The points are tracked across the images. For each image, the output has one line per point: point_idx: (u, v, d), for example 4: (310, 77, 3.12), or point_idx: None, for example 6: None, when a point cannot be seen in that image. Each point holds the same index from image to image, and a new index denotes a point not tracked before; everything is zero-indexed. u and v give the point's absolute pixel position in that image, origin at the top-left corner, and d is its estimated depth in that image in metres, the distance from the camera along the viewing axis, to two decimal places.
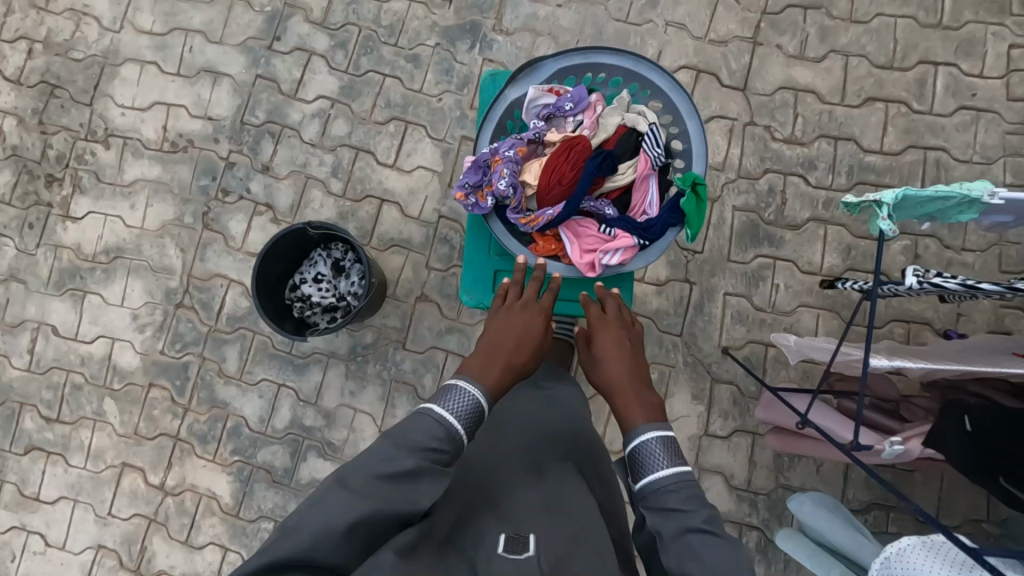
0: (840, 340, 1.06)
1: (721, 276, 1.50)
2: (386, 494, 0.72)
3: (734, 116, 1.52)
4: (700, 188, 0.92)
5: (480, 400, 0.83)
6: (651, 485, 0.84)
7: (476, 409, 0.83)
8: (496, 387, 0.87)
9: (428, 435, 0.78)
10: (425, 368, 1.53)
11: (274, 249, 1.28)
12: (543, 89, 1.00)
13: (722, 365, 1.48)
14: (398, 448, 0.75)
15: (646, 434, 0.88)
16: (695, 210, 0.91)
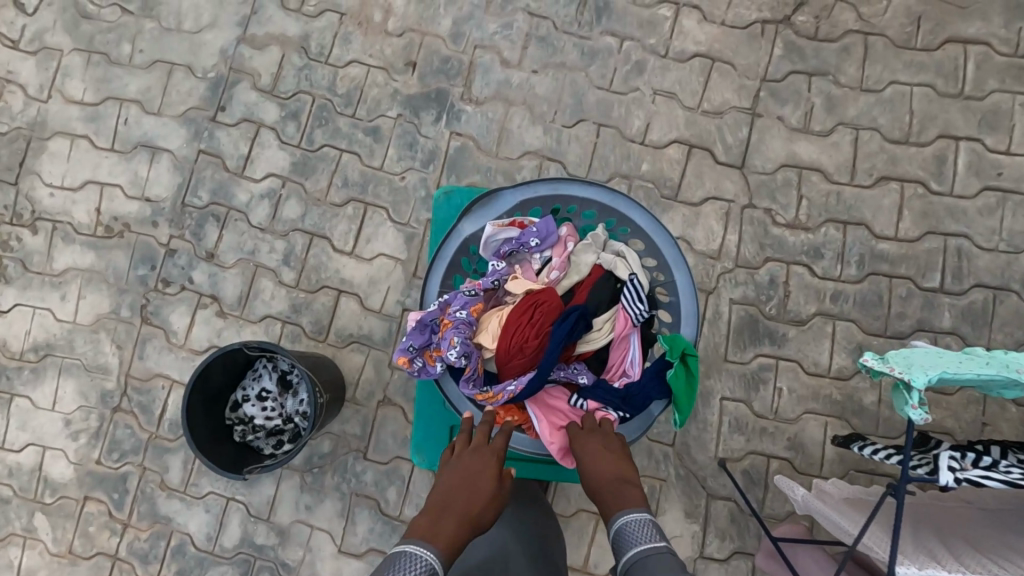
0: (860, 528, 0.80)
1: (716, 377, 1.33)
2: None
3: (731, 197, 1.35)
4: (690, 360, 0.77)
5: (434, 563, 0.63)
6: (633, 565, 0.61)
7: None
8: (453, 548, 0.66)
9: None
10: (388, 481, 1.37)
11: (205, 373, 1.12)
12: (503, 223, 0.84)
13: (718, 479, 1.31)
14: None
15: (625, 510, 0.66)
16: (684, 391, 0.77)
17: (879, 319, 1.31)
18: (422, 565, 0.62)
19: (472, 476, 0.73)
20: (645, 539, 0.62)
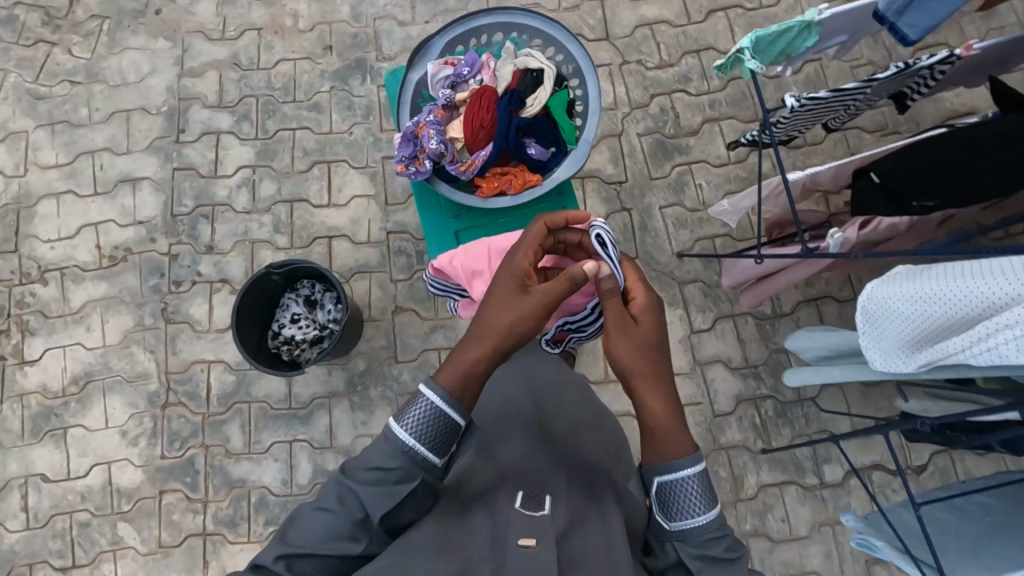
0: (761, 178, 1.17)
1: (651, 194, 1.64)
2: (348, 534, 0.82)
3: (608, 61, 1.71)
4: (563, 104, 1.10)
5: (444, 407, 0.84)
6: (684, 528, 0.84)
7: (433, 425, 0.84)
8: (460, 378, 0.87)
9: (386, 467, 0.83)
10: (423, 372, 1.56)
11: (241, 320, 1.32)
12: (440, 63, 1.13)
13: (683, 269, 1.60)
14: (357, 486, 0.83)
15: (688, 466, 0.85)
16: (566, 122, 1.09)
17: (750, 109, 1.67)
18: (427, 410, 0.84)
19: (498, 316, 0.90)
20: (698, 513, 0.84)
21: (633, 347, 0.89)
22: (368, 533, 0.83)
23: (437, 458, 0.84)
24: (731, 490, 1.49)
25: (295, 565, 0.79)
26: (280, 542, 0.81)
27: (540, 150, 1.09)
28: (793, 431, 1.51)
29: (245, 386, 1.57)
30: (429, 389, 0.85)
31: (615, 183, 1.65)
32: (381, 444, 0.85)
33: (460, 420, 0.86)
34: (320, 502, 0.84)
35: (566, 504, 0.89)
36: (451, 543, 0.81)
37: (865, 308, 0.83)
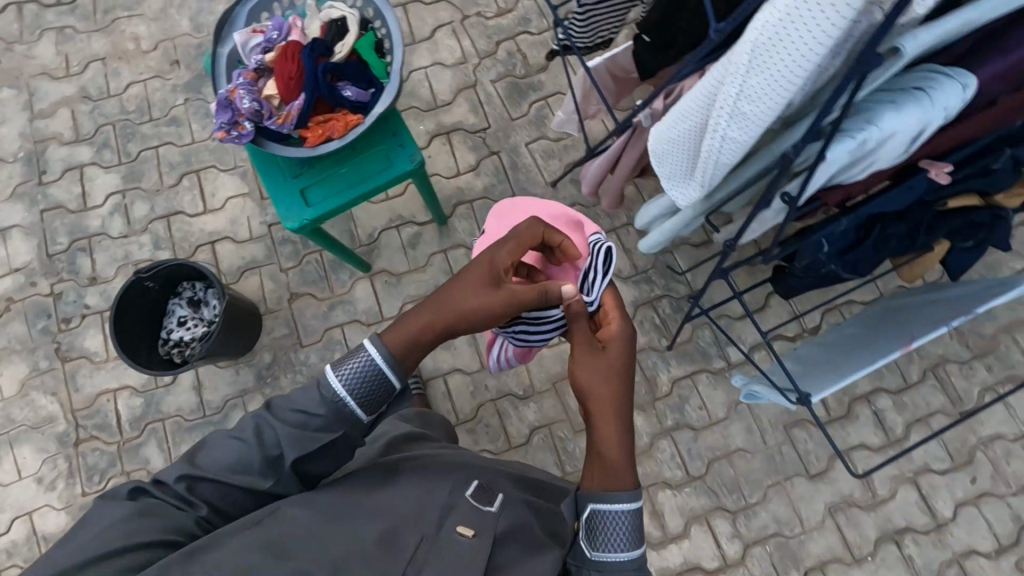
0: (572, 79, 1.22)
1: (515, 134, 1.69)
2: (261, 471, 0.77)
3: (450, 20, 1.76)
4: (373, 46, 1.14)
5: (381, 372, 0.78)
6: (602, 561, 0.76)
7: (367, 389, 0.78)
8: (404, 345, 0.81)
9: (310, 412, 0.78)
10: (330, 351, 1.58)
11: (121, 330, 1.31)
12: (249, 33, 1.14)
13: (560, 196, 1.65)
14: (274, 423, 0.78)
15: (624, 500, 0.78)
16: (376, 60, 1.13)
17: None
18: (365, 366, 0.78)
19: (466, 299, 0.84)
20: (625, 548, 0.76)
21: (599, 371, 0.85)
22: (279, 473, 0.78)
23: (365, 415, 0.79)
24: (646, 392, 1.54)
25: (197, 487, 0.76)
26: (187, 464, 0.78)
27: (357, 93, 1.12)
28: (693, 323, 1.57)
29: (155, 404, 1.56)
30: (373, 345, 0.79)
31: (479, 131, 1.70)
32: (314, 389, 0.80)
33: (396, 384, 0.80)
34: (237, 431, 0.79)
35: (509, 507, 0.85)
36: (362, 507, 0.78)
37: (656, 152, 0.87)
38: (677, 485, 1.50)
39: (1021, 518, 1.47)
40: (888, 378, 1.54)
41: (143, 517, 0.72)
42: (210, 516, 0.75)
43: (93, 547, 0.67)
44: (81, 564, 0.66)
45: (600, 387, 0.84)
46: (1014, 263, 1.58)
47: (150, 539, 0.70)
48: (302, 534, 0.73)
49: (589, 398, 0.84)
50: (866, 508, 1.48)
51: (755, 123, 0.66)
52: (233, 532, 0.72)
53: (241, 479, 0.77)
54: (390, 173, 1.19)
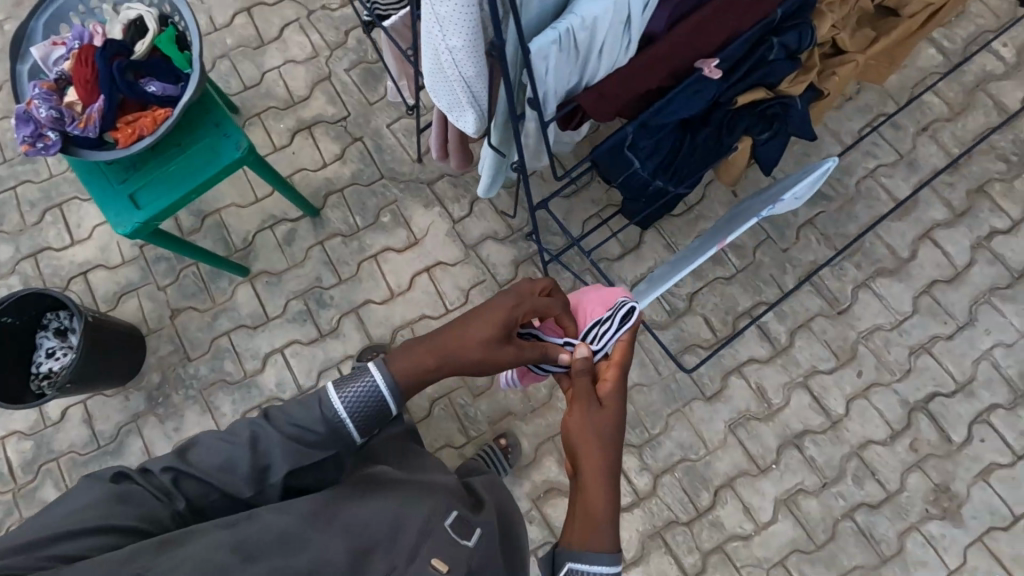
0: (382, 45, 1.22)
1: (375, 117, 1.70)
2: (242, 477, 0.84)
3: (295, 17, 1.77)
4: (174, 41, 1.14)
5: (380, 396, 0.91)
6: None
7: (367, 408, 0.90)
8: (405, 373, 0.93)
9: (308, 428, 0.88)
10: (219, 360, 1.56)
11: None
12: (48, 46, 1.13)
13: (428, 170, 1.66)
14: (268, 427, 0.87)
15: (603, 560, 0.82)
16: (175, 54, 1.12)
17: None
18: (366, 390, 0.91)
19: (475, 337, 0.95)
20: None
21: (591, 424, 0.92)
22: (261, 485, 0.84)
23: (357, 437, 0.91)
24: None
25: (180, 481, 0.83)
26: (175, 456, 0.85)
27: (163, 87, 1.12)
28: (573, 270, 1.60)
29: (46, 445, 1.52)
30: (377, 372, 0.92)
31: (339, 120, 1.70)
32: (312, 405, 0.90)
33: (392, 410, 0.93)
34: (230, 434, 0.87)
35: (484, 548, 0.83)
36: (334, 527, 0.77)
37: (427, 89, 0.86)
38: None
39: (909, 402, 1.52)
40: (767, 292, 1.58)
41: (123, 500, 0.78)
42: (184, 512, 0.82)
43: (70, 520, 0.73)
44: (45, 540, 0.70)
45: (593, 441, 0.90)
46: (867, 163, 1.65)
47: (128, 519, 0.75)
48: (283, 539, 0.74)
49: (579, 451, 0.90)
50: (763, 418, 1.52)
51: (457, 23, 0.66)
52: (212, 527, 0.74)
53: (224, 480, 0.83)
54: (219, 165, 1.18)
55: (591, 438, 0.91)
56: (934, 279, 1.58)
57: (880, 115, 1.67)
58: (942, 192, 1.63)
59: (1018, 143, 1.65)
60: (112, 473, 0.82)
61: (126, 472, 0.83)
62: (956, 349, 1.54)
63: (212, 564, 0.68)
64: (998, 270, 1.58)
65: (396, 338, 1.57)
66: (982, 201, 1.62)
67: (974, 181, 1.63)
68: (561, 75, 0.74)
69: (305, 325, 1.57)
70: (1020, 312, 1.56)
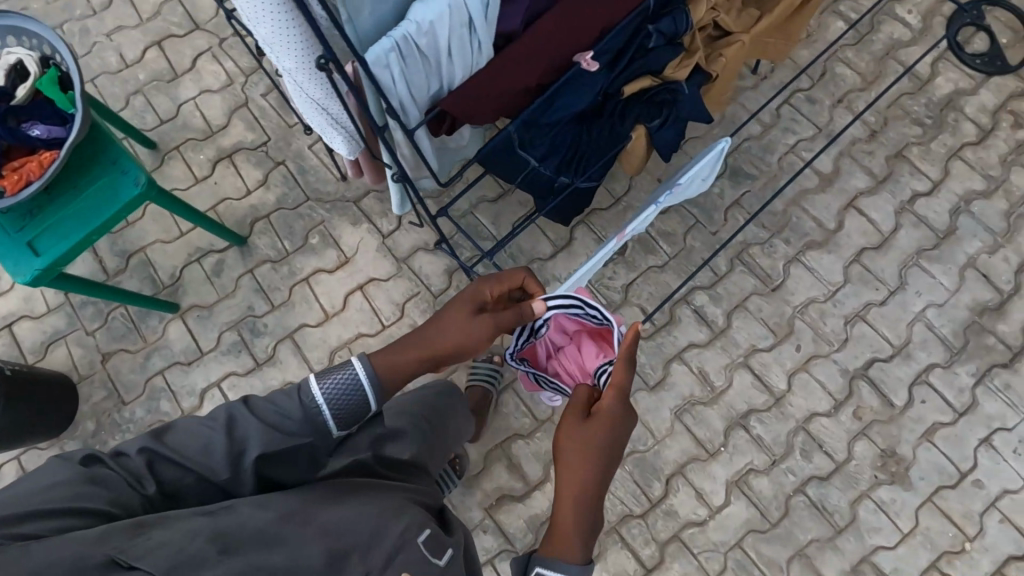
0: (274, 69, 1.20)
1: (295, 139, 1.69)
2: (215, 464, 0.72)
3: (207, 46, 1.76)
4: (58, 82, 1.13)
5: (361, 387, 0.86)
6: None
7: (350, 399, 0.85)
8: (389, 363, 0.92)
9: (286, 415, 0.81)
10: (154, 400, 1.52)
11: None
12: None
13: (353, 187, 1.65)
14: (244, 414, 0.79)
15: (570, 570, 0.80)
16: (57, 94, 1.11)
17: None
18: (349, 380, 0.86)
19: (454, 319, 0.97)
20: None
21: (586, 436, 0.91)
22: (238, 472, 0.72)
23: (336, 429, 0.84)
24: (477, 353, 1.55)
25: (155, 464, 0.71)
26: (152, 438, 0.74)
27: (48, 130, 1.11)
28: (507, 273, 1.59)
29: None
30: (360, 363, 0.87)
31: (259, 145, 1.69)
32: (290, 396, 0.83)
33: (373, 405, 0.87)
34: (210, 419, 0.78)
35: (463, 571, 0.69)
36: (302, 527, 0.64)
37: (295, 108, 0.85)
38: (528, 433, 1.51)
39: (849, 371, 1.53)
40: (700, 276, 1.59)
41: (93, 485, 0.66)
42: (155, 498, 0.69)
43: (32, 503, 0.62)
44: (12, 518, 0.60)
45: (585, 454, 0.90)
46: (787, 139, 1.66)
47: (97, 506, 0.64)
48: (266, 535, 0.62)
49: (568, 459, 0.90)
50: (707, 402, 1.52)
51: (283, 47, 0.64)
52: (188, 515, 0.63)
53: (198, 467, 0.72)
54: (116, 202, 1.15)
55: (584, 449, 0.90)
56: (862, 247, 1.59)
57: (795, 91, 1.69)
58: (863, 161, 1.64)
59: (931, 106, 1.67)
60: (84, 455, 0.70)
61: (94, 456, 0.71)
62: (890, 314, 1.56)
63: (183, 559, 0.57)
64: (923, 232, 1.60)
65: (334, 359, 1.54)
66: (901, 166, 1.64)
67: (892, 147, 1.65)
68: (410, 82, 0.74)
69: (240, 356, 1.55)
70: (948, 271, 1.58)
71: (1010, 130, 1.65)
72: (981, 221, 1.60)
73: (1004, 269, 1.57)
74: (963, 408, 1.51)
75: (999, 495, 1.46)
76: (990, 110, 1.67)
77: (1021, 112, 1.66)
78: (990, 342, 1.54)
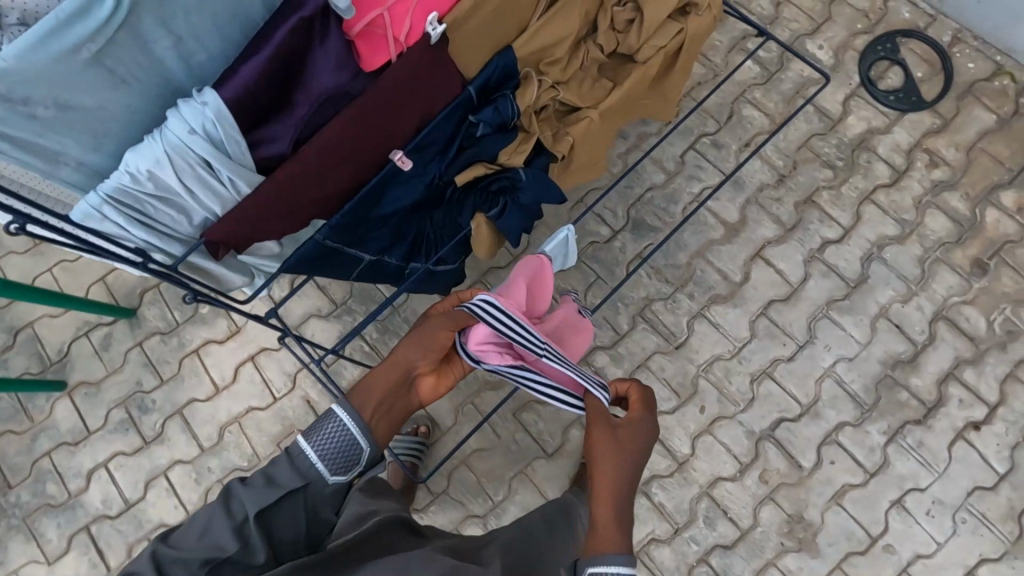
0: None
1: None
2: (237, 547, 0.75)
3: None
4: None
5: (350, 434, 0.86)
6: None
7: (341, 448, 0.85)
8: (372, 407, 0.90)
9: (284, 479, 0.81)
10: (40, 483, 1.48)
11: None
12: None
13: None
14: (247, 492, 0.79)
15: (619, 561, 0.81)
16: None
17: None
18: (336, 428, 0.86)
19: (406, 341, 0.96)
20: None
21: (618, 447, 0.91)
22: (252, 540, 0.76)
23: (332, 475, 0.84)
24: None
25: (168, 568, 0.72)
26: (160, 541, 0.75)
27: None
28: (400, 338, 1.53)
29: None
30: (339, 406, 0.87)
31: None
32: (281, 461, 0.83)
33: (365, 448, 0.87)
34: (213, 509, 0.78)
35: None
36: None
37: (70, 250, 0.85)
38: (422, 507, 1.46)
39: (754, 432, 1.47)
40: (600, 336, 1.53)
41: None
42: None
43: None
44: None
45: (621, 454, 0.90)
46: (691, 187, 1.59)
47: None
48: None
49: (609, 463, 0.90)
50: None
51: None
52: None
53: (219, 544, 0.74)
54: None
55: (622, 451, 0.91)
56: (770, 300, 1.53)
57: (700, 135, 1.62)
58: (771, 208, 1.57)
59: (842, 148, 1.60)
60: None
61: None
62: (798, 370, 1.49)
63: None
64: (834, 282, 1.53)
65: (223, 436, 1.50)
66: (811, 212, 1.57)
67: (801, 192, 1.58)
68: (143, 218, 0.71)
69: (128, 435, 1.50)
70: (859, 323, 1.50)
71: (925, 170, 1.58)
72: (894, 268, 1.53)
73: (918, 319, 1.50)
74: (874, 469, 1.44)
75: (911, 560, 1.39)
76: (904, 149, 1.59)
77: (937, 150, 1.59)
78: (904, 397, 1.47)
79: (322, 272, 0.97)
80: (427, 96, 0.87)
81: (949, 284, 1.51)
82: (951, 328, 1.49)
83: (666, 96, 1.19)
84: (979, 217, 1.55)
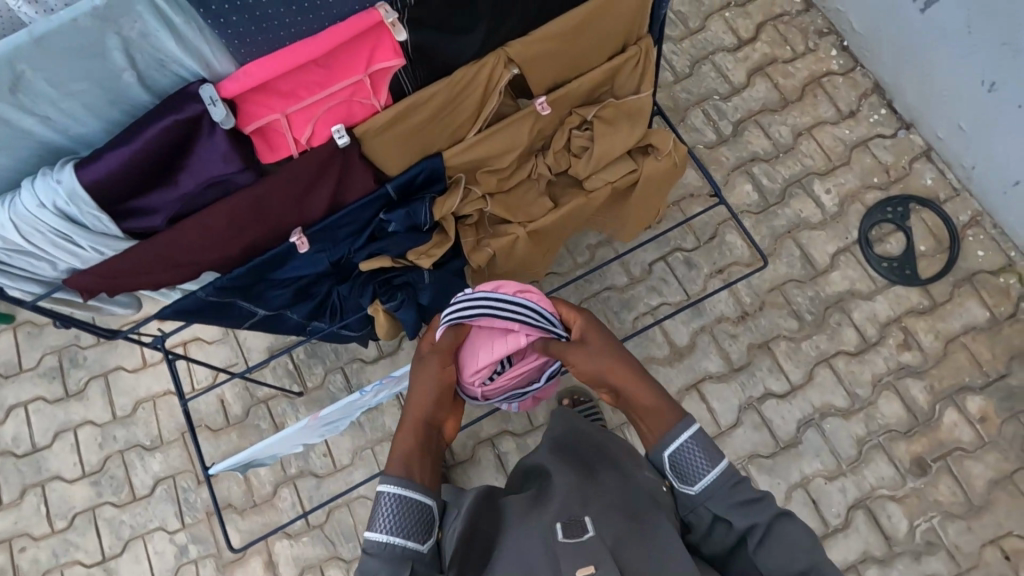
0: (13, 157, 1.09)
1: None
2: None
3: None
4: None
5: (412, 500, 0.83)
6: (705, 484, 0.83)
7: (407, 514, 0.82)
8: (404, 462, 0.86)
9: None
10: None
11: None
12: None
13: None
14: None
15: (684, 430, 0.86)
16: None
17: None
18: (393, 502, 0.82)
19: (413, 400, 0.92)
20: (703, 467, 0.83)
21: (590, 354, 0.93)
22: None
23: (422, 544, 0.81)
24: None
25: None
26: None
27: None
28: (325, 366, 1.54)
29: None
30: (387, 483, 0.83)
31: None
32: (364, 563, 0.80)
33: (427, 500, 0.84)
34: None
35: (607, 527, 0.79)
36: None
37: None
38: (294, 532, 1.46)
39: None
40: (514, 421, 1.49)
41: None
42: None
43: None
44: None
45: (598, 354, 0.93)
46: (650, 298, 1.55)
47: None
48: None
49: (598, 371, 0.92)
50: None
51: None
52: None
53: None
54: None
55: (597, 353, 0.93)
56: None
57: (675, 249, 1.57)
58: (723, 342, 1.52)
59: (816, 302, 1.53)
60: None
61: None
62: None
63: None
64: (763, 437, 1.47)
65: (136, 410, 1.55)
66: (762, 358, 1.51)
67: (759, 335, 1.52)
68: None
69: (52, 383, 1.57)
70: (775, 486, 1.44)
71: (895, 349, 1.50)
72: (829, 442, 1.46)
73: (837, 501, 1.43)
74: None
75: None
76: (880, 320, 1.51)
77: (914, 332, 1.50)
78: None
79: (207, 318, 0.97)
80: (337, 192, 0.87)
81: (881, 475, 1.44)
82: (869, 520, 1.42)
83: (622, 219, 1.14)
84: (936, 414, 1.46)
